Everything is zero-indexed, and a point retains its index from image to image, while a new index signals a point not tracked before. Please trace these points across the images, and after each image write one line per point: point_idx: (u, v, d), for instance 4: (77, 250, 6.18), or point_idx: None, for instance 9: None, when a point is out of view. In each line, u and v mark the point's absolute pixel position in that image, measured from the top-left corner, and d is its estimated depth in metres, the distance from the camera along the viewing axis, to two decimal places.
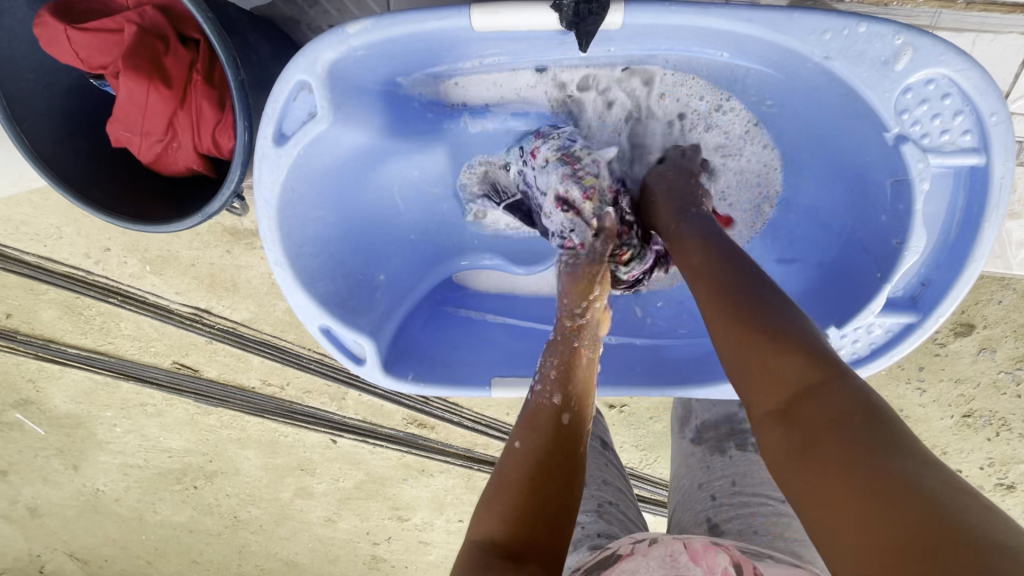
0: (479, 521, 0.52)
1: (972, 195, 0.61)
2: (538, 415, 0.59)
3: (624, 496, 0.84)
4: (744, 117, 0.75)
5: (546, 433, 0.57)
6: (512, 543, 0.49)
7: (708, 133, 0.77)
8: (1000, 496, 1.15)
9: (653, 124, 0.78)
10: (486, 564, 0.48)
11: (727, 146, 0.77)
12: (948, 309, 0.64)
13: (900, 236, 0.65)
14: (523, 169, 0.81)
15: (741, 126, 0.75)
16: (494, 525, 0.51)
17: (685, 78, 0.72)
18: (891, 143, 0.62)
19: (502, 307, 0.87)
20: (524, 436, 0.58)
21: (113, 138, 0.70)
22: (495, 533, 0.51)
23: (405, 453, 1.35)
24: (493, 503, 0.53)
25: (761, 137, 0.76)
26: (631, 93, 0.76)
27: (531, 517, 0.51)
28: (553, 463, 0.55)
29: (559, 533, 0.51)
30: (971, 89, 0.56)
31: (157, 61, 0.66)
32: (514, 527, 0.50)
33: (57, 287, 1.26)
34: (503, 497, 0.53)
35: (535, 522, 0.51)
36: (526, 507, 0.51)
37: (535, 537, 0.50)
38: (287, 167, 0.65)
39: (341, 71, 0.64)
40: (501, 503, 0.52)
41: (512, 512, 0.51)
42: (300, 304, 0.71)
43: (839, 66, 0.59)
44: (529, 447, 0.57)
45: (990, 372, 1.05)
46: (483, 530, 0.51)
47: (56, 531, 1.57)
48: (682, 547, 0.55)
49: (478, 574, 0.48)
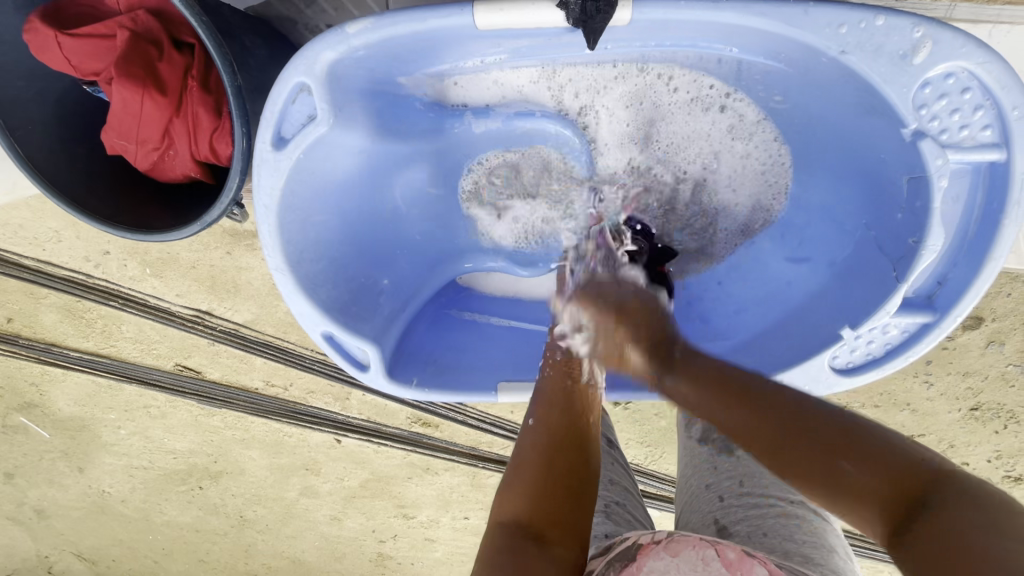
0: (503, 502, 0.54)
1: (992, 192, 0.59)
2: (550, 396, 0.63)
3: (631, 497, 0.83)
4: (745, 107, 0.73)
5: (559, 409, 0.61)
6: (536, 521, 0.51)
7: (714, 120, 0.75)
8: (1008, 488, 1.14)
9: (656, 116, 0.77)
10: (517, 545, 0.49)
11: (737, 129, 0.75)
12: (966, 309, 0.63)
13: (917, 235, 0.63)
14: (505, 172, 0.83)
15: (738, 116, 0.74)
16: (518, 502, 0.52)
17: (687, 75, 0.72)
18: (908, 138, 0.60)
19: (507, 310, 0.86)
20: (539, 415, 0.61)
21: (108, 146, 0.69)
22: (519, 512, 0.52)
23: (409, 452, 1.34)
24: (515, 475, 0.55)
25: (769, 130, 0.75)
26: (637, 87, 0.74)
27: (552, 487, 0.53)
28: (570, 437, 0.59)
29: (580, 504, 0.54)
30: (993, 82, 0.54)
31: (150, 67, 0.64)
32: (538, 503, 0.52)
33: (57, 291, 1.24)
34: (525, 470, 0.55)
35: (558, 494, 0.53)
36: (547, 480, 0.54)
37: (559, 513, 0.52)
38: (286, 171, 0.63)
39: (341, 73, 0.62)
40: (522, 480, 0.54)
41: (536, 484, 0.53)
42: (302, 312, 0.70)
43: (856, 61, 0.57)
44: (545, 423, 0.60)
45: (999, 365, 1.04)
46: (508, 511, 0.52)
47: (63, 532, 1.57)
48: (711, 549, 0.54)
49: (509, 556, 0.48)
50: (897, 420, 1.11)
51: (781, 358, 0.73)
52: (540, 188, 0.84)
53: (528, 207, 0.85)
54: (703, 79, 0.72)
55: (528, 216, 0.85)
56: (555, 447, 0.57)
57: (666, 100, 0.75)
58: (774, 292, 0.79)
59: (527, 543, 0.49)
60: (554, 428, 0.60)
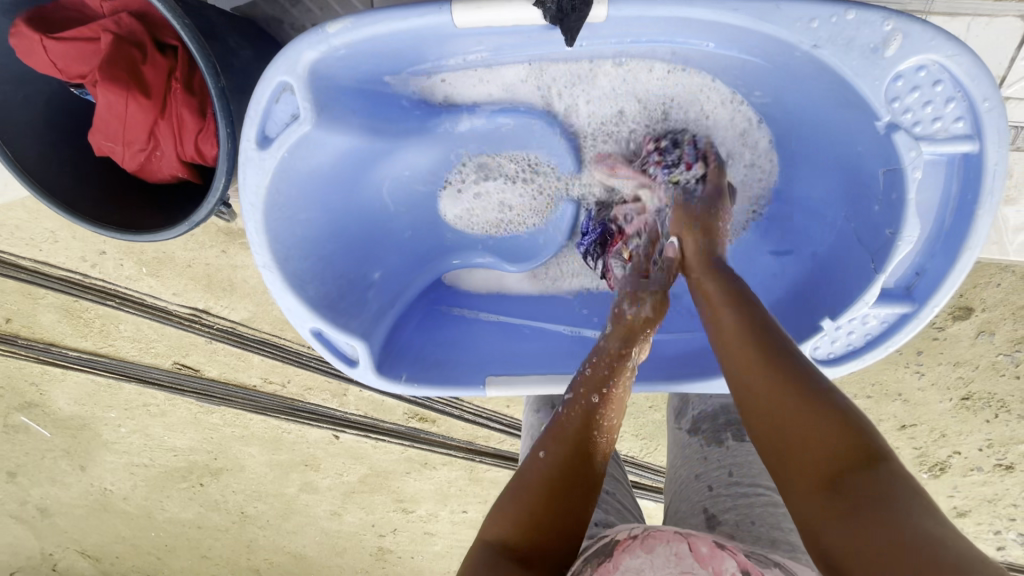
0: (493, 522, 0.55)
1: (966, 183, 0.59)
2: (562, 431, 0.60)
3: (620, 486, 0.84)
4: (746, 115, 0.74)
5: (569, 447, 0.58)
6: (521, 546, 0.52)
7: (717, 124, 0.76)
8: (999, 476, 1.15)
9: (653, 121, 0.79)
10: (497, 565, 0.51)
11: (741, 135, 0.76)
12: (943, 299, 0.63)
13: (894, 226, 0.63)
14: (481, 168, 0.84)
15: (742, 121, 0.75)
16: (506, 528, 0.54)
17: (689, 75, 0.73)
18: (881, 131, 0.60)
19: (496, 306, 0.87)
20: (551, 447, 0.59)
21: (96, 148, 0.70)
22: (506, 535, 0.53)
23: (407, 448, 1.35)
24: (510, 504, 0.55)
25: (763, 135, 0.75)
26: (635, 87, 0.75)
27: (544, 526, 0.53)
28: (575, 477, 0.57)
29: (567, 542, 0.54)
30: (963, 74, 0.55)
31: (134, 70, 0.65)
32: (530, 535, 0.53)
33: (55, 291, 1.26)
34: (519, 503, 0.55)
35: (547, 526, 0.53)
36: (542, 518, 0.53)
37: (543, 543, 0.53)
38: (272, 169, 0.64)
39: (324, 72, 0.63)
40: (516, 515, 0.54)
41: (526, 519, 0.53)
42: (290, 308, 0.71)
43: (828, 55, 0.57)
44: (553, 459, 0.58)
45: (989, 355, 1.05)
46: (496, 532, 0.54)
47: (66, 529, 1.59)
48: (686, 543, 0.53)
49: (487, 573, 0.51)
50: (889, 410, 1.12)
51: None
52: (512, 181, 0.84)
53: (494, 198, 0.85)
54: (706, 79, 0.72)
55: (484, 212, 0.86)
56: (559, 487, 0.55)
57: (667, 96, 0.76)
58: (760, 285, 0.79)
59: (504, 564, 0.51)
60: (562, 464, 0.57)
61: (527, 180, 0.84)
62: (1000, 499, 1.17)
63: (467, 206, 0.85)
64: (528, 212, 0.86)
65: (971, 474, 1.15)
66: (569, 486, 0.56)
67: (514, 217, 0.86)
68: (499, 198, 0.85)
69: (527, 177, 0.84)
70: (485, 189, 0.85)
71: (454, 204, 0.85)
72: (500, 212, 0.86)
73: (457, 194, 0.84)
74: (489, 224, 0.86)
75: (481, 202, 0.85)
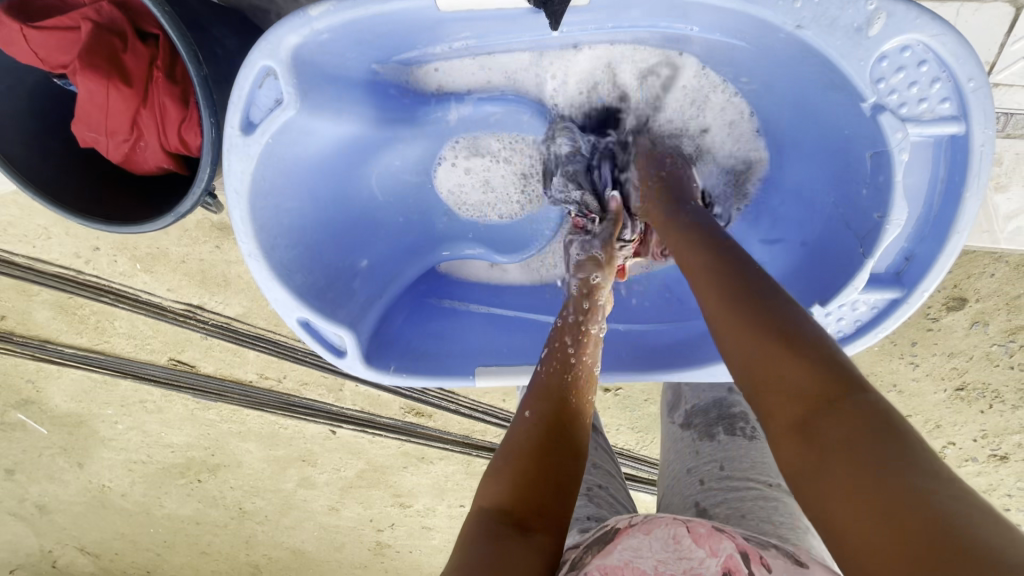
0: (485, 488, 0.54)
1: (953, 165, 0.59)
2: (547, 390, 0.62)
3: (614, 481, 0.84)
4: (739, 107, 0.74)
5: (551, 403, 0.60)
6: (517, 509, 0.52)
7: (713, 114, 0.76)
8: (993, 466, 1.15)
9: (658, 109, 0.77)
10: (496, 531, 0.50)
11: (735, 128, 0.76)
12: (932, 285, 0.63)
13: (881, 210, 0.63)
14: (474, 145, 0.82)
15: (735, 112, 0.75)
16: (500, 490, 0.53)
17: (680, 62, 0.72)
18: (868, 113, 0.60)
19: (487, 297, 0.87)
20: (535, 406, 0.61)
21: (80, 139, 0.70)
22: (501, 499, 0.53)
23: (404, 442, 1.36)
24: (501, 471, 0.55)
25: (751, 124, 0.75)
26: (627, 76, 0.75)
27: (537, 485, 0.53)
28: (558, 438, 0.58)
29: (564, 498, 0.54)
30: (947, 54, 0.55)
31: (116, 59, 0.65)
32: (524, 496, 0.52)
33: (49, 288, 1.25)
34: (511, 465, 0.55)
35: (542, 486, 0.54)
36: (530, 473, 0.54)
37: (539, 505, 0.53)
38: (257, 156, 0.64)
39: (308, 57, 0.63)
40: (511, 473, 0.54)
41: (519, 478, 0.54)
42: (278, 298, 0.71)
43: (812, 36, 0.57)
44: (537, 420, 0.59)
45: (982, 345, 1.05)
46: (489, 497, 0.53)
47: (66, 526, 1.60)
48: (683, 526, 0.54)
49: (486, 539, 0.49)
50: None
51: None
52: (498, 159, 0.82)
53: (480, 175, 0.83)
54: (699, 69, 0.72)
55: (471, 190, 0.84)
56: (551, 446, 0.56)
57: (661, 81, 0.75)
58: None
59: (506, 528, 0.50)
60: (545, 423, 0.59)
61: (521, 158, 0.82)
62: (994, 489, 1.17)
63: (451, 177, 0.83)
64: (511, 194, 0.85)
65: (965, 465, 1.16)
66: (553, 446, 0.57)
67: (498, 199, 0.85)
68: (487, 173, 0.83)
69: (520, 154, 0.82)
70: (472, 162, 0.83)
71: (440, 173, 0.83)
72: (482, 192, 0.85)
73: (443, 166, 0.83)
74: (473, 199, 0.85)
75: (470, 178, 0.84)
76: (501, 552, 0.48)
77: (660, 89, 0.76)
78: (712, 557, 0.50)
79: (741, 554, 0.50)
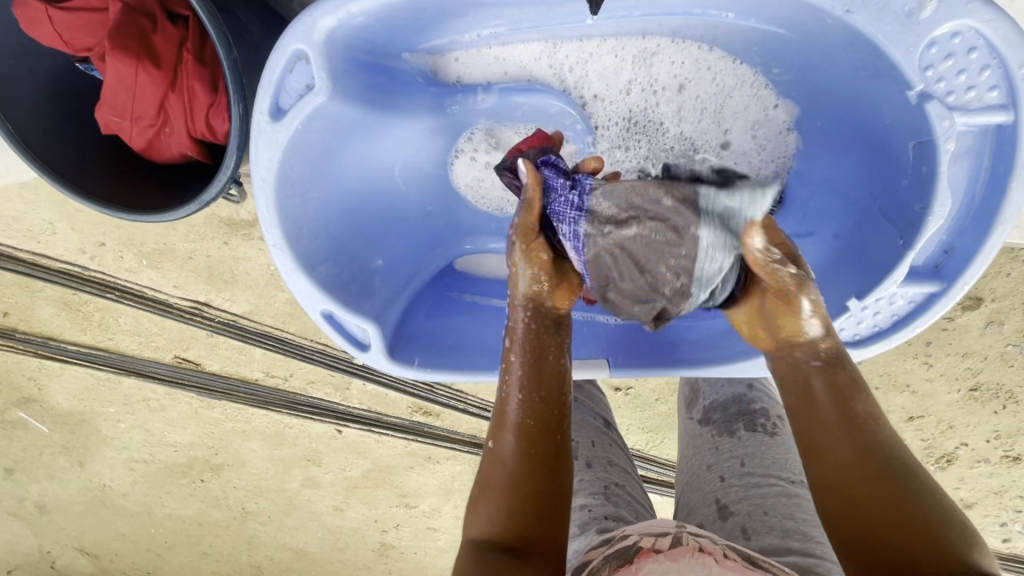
0: (474, 518, 0.54)
1: (999, 154, 0.58)
2: (503, 421, 0.58)
3: (630, 478, 0.82)
4: (769, 98, 0.74)
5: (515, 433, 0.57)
6: (508, 538, 0.51)
7: (746, 106, 0.75)
8: (1006, 468, 1.14)
9: (686, 104, 0.76)
10: (486, 558, 0.50)
11: (762, 124, 0.75)
12: (974, 278, 0.62)
13: (924, 201, 0.62)
14: (496, 144, 0.80)
15: (761, 106, 0.74)
16: (484, 523, 0.53)
17: (714, 55, 0.72)
18: (914, 102, 0.59)
19: (507, 291, 0.85)
20: (497, 436, 0.58)
21: (103, 124, 0.68)
22: (486, 530, 0.52)
23: (411, 442, 1.34)
24: (481, 498, 0.54)
25: (782, 119, 0.75)
26: (660, 70, 0.74)
27: (524, 509, 0.52)
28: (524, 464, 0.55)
29: (552, 526, 0.52)
30: (999, 41, 0.53)
31: (146, 40, 0.63)
32: (503, 525, 0.52)
33: (54, 284, 1.24)
34: (491, 493, 0.54)
35: (524, 515, 0.52)
36: (512, 504, 0.53)
37: (532, 531, 0.51)
38: (284, 143, 0.63)
39: (339, 41, 0.61)
40: (488, 502, 0.54)
41: (503, 513, 0.52)
42: (301, 290, 0.69)
43: (860, 21, 0.57)
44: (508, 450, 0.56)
45: (998, 345, 1.04)
46: (475, 530, 0.53)
47: (65, 527, 1.57)
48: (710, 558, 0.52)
49: (476, 571, 0.49)
50: (896, 401, 1.11)
51: None
52: None
53: (499, 171, 0.82)
54: (729, 60, 0.72)
55: (491, 185, 0.83)
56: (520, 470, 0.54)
57: (694, 76, 0.74)
58: None
59: (492, 558, 0.49)
60: (520, 440, 0.56)
61: None
62: (1007, 491, 1.15)
63: (467, 175, 0.82)
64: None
65: (977, 466, 1.14)
66: (524, 473, 0.54)
67: (515, 196, 0.83)
68: (500, 172, 0.81)
69: None
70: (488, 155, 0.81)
71: (458, 167, 0.81)
72: (501, 189, 0.83)
73: (459, 159, 0.81)
74: (489, 196, 0.83)
75: (490, 174, 0.82)
76: None
77: (691, 82, 0.74)
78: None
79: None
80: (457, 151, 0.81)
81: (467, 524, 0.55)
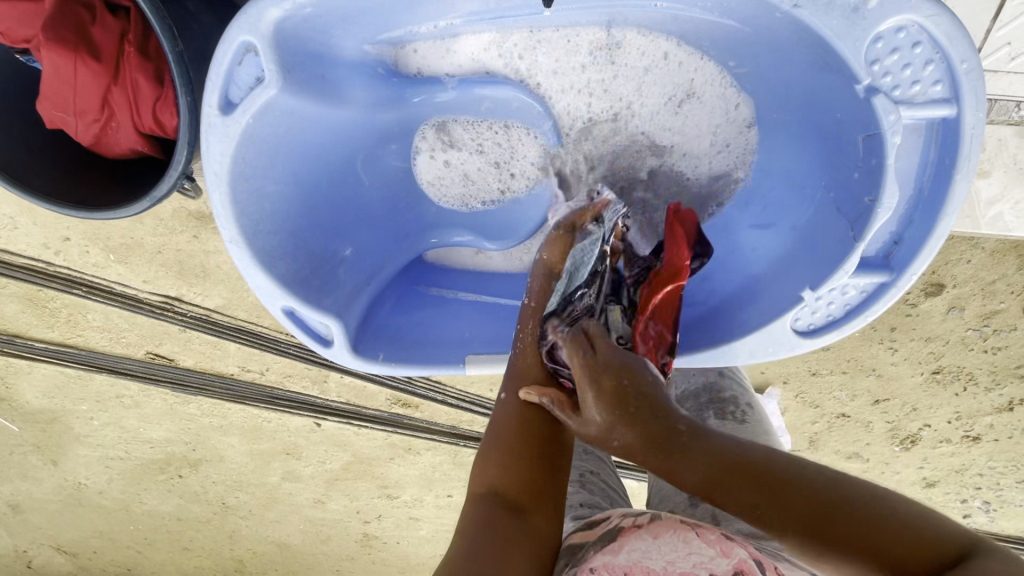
0: (478, 473, 0.54)
1: (944, 148, 0.59)
2: (521, 371, 0.62)
3: (604, 467, 0.82)
4: (732, 93, 0.74)
5: (529, 383, 0.60)
6: (511, 491, 0.51)
7: (710, 105, 0.75)
8: (966, 447, 1.17)
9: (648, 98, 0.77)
10: (492, 514, 0.49)
11: (723, 122, 0.76)
12: (920, 267, 0.64)
13: (873, 193, 0.63)
14: (461, 143, 0.80)
15: (724, 108, 0.75)
16: (495, 473, 0.53)
17: (675, 49, 0.72)
18: (861, 96, 0.60)
19: (475, 283, 0.85)
20: (513, 388, 0.61)
21: (46, 118, 0.67)
22: (496, 480, 0.52)
23: (390, 433, 1.33)
24: (489, 455, 0.55)
25: (744, 116, 0.75)
26: (621, 63, 0.75)
27: (525, 467, 0.53)
28: (538, 413, 0.58)
29: (551, 470, 0.54)
30: (942, 36, 0.55)
31: (82, 31, 0.62)
32: (511, 472, 0.52)
33: (17, 280, 1.20)
34: (501, 446, 0.55)
35: (534, 471, 0.53)
36: (519, 448, 0.54)
37: (531, 476, 0.53)
38: (236, 137, 0.62)
39: (288, 32, 0.60)
40: (498, 453, 0.54)
41: (510, 456, 0.54)
42: (261, 286, 0.68)
43: (808, 15, 0.57)
44: (518, 396, 0.60)
45: (959, 330, 1.06)
46: (486, 482, 0.53)
47: (41, 525, 1.55)
48: (693, 526, 0.52)
49: (483, 524, 0.48)
50: (863, 385, 1.13)
51: (746, 320, 0.74)
52: (480, 151, 0.81)
53: (461, 168, 0.82)
54: (697, 57, 0.72)
55: (452, 182, 0.82)
56: (528, 421, 0.57)
57: (657, 70, 0.74)
58: (737, 260, 0.79)
59: (502, 512, 0.49)
60: (528, 400, 0.59)
61: (501, 147, 0.81)
62: (967, 469, 1.19)
63: (422, 175, 0.82)
64: (489, 183, 0.83)
65: (940, 446, 1.18)
66: (530, 421, 0.57)
67: (478, 190, 0.83)
68: (461, 167, 0.81)
69: (498, 145, 0.81)
70: (450, 152, 0.81)
71: (419, 160, 0.81)
72: (464, 185, 0.83)
73: (415, 150, 0.80)
74: (454, 194, 0.83)
75: (450, 172, 0.82)
76: (500, 537, 0.47)
77: (653, 77, 0.75)
78: (725, 549, 0.47)
79: (755, 561, 0.45)
80: (416, 149, 0.80)
81: (471, 484, 0.54)
